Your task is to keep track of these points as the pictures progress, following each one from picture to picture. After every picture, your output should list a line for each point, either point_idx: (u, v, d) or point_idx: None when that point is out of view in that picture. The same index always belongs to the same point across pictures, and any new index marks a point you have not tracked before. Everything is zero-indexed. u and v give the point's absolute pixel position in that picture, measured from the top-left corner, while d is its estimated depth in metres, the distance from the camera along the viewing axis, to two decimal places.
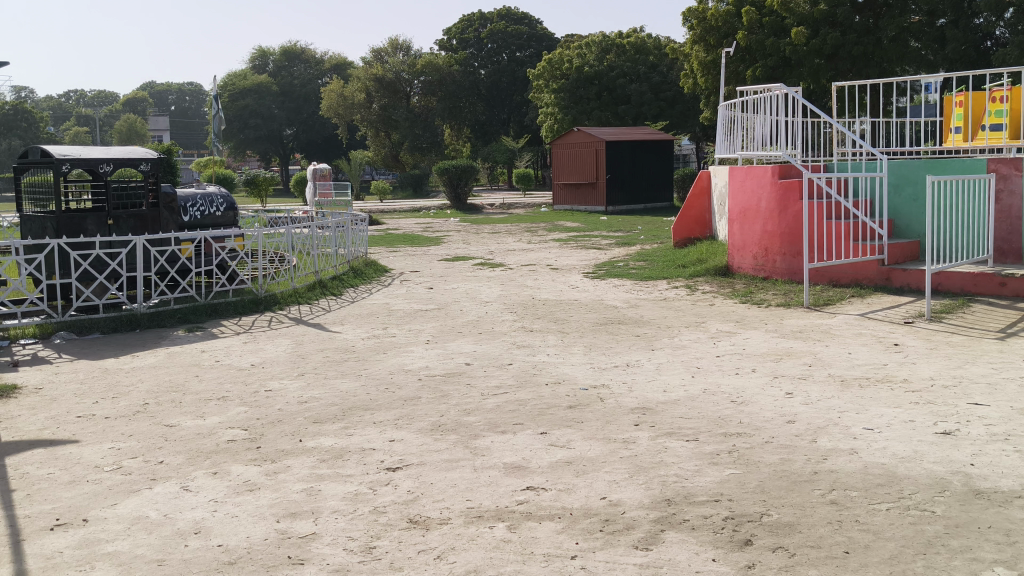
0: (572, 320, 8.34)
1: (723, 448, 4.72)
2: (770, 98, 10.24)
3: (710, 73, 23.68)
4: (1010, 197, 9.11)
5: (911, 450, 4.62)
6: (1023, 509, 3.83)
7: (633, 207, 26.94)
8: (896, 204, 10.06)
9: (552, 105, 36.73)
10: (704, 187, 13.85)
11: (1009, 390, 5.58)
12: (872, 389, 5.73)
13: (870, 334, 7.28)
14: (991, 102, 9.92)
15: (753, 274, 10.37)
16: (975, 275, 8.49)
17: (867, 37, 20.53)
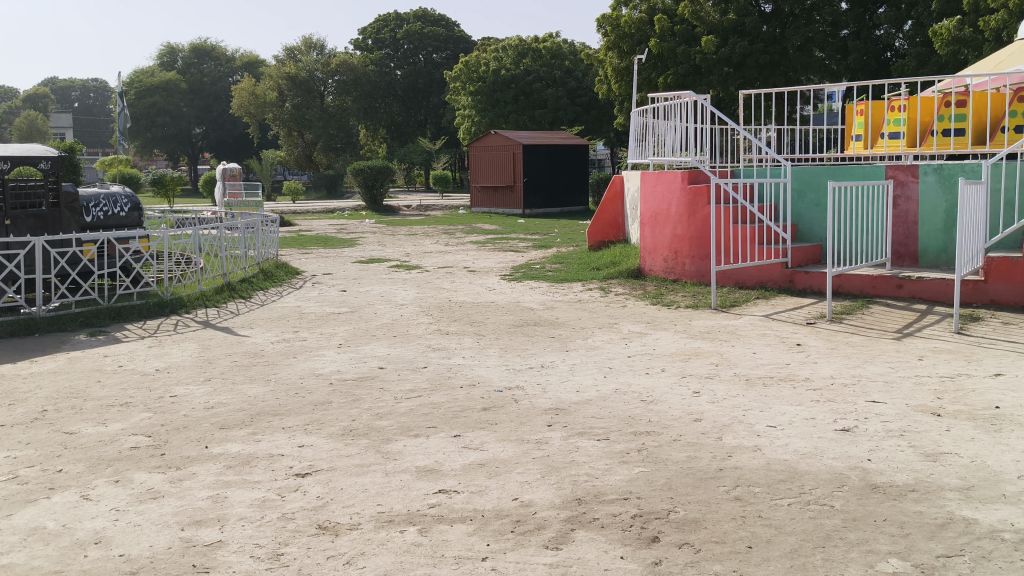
0: (488, 323, 8.36)
1: (632, 447, 4.80)
2: (680, 105, 10.45)
3: (624, 80, 23.94)
4: (907, 203, 9.47)
5: (812, 446, 4.77)
6: (916, 502, 4.00)
7: (550, 210, 27.16)
8: (799, 210, 10.36)
9: (469, 108, 36.49)
10: (617, 191, 14.07)
11: (904, 387, 5.82)
12: (776, 388, 5.90)
13: (774, 334, 7.50)
14: (891, 112, 10.32)
15: (664, 276, 10.57)
16: (873, 278, 8.83)
17: (773, 47, 21.06)
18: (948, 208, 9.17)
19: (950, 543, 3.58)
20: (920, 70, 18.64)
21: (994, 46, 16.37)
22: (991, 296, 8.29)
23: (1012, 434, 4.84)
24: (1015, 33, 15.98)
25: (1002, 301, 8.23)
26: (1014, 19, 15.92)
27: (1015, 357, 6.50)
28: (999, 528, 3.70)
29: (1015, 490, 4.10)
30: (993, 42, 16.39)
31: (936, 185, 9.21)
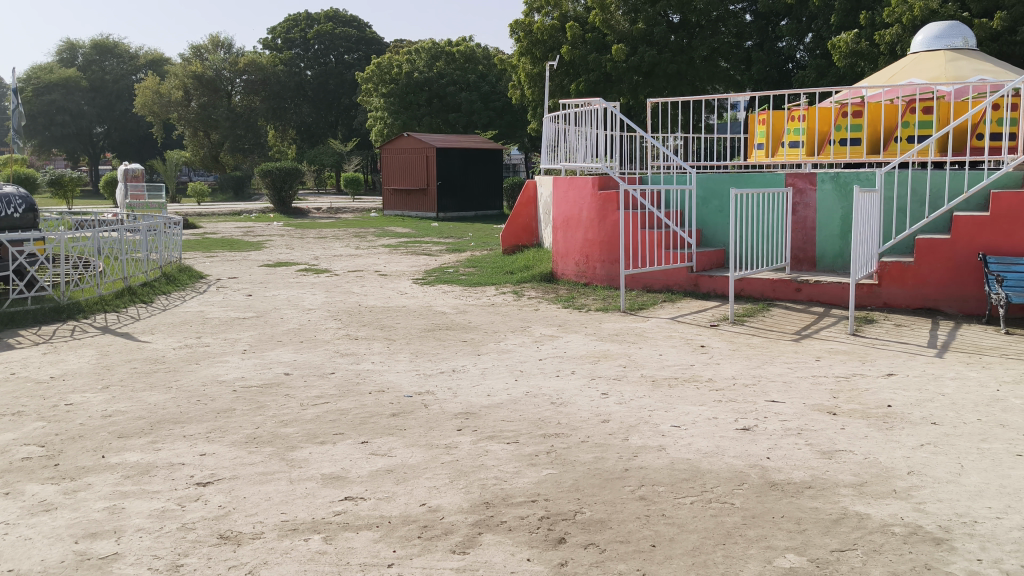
0: (399, 327, 8.31)
1: (541, 449, 4.84)
2: (590, 112, 10.59)
3: (537, 86, 24.17)
4: (805, 209, 9.81)
5: (714, 445, 4.89)
6: (812, 499, 4.14)
7: (464, 214, 27.17)
8: (703, 215, 10.63)
9: (381, 109, 36.14)
10: (531, 197, 14.22)
11: (802, 387, 6.03)
12: (681, 388, 6.04)
13: (679, 337, 7.67)
14: (790, 122, 10.73)
15: (575, 280, 10.70)
16: (774, 282, 9.12)
17: (680, 57, 21.40)
18: (844, 214, 9.53)
19: (844, 538, 3.72)
20: (820, 81, 19.37)
21: (889, 59, 17.21)
22: (884, 299, 8.65)
23: (902, 432, 5.06)
24: (908, 47, 16.85)
25: (895, 304, 8.60)
26: (907, 34, 16.74)
27: (906, 357, 6.80)
28: (889, 522, 3.86)
29: (904, 485, 4.28)
30: (887, 55, 17.21)
31: (833, 193, 9.57)
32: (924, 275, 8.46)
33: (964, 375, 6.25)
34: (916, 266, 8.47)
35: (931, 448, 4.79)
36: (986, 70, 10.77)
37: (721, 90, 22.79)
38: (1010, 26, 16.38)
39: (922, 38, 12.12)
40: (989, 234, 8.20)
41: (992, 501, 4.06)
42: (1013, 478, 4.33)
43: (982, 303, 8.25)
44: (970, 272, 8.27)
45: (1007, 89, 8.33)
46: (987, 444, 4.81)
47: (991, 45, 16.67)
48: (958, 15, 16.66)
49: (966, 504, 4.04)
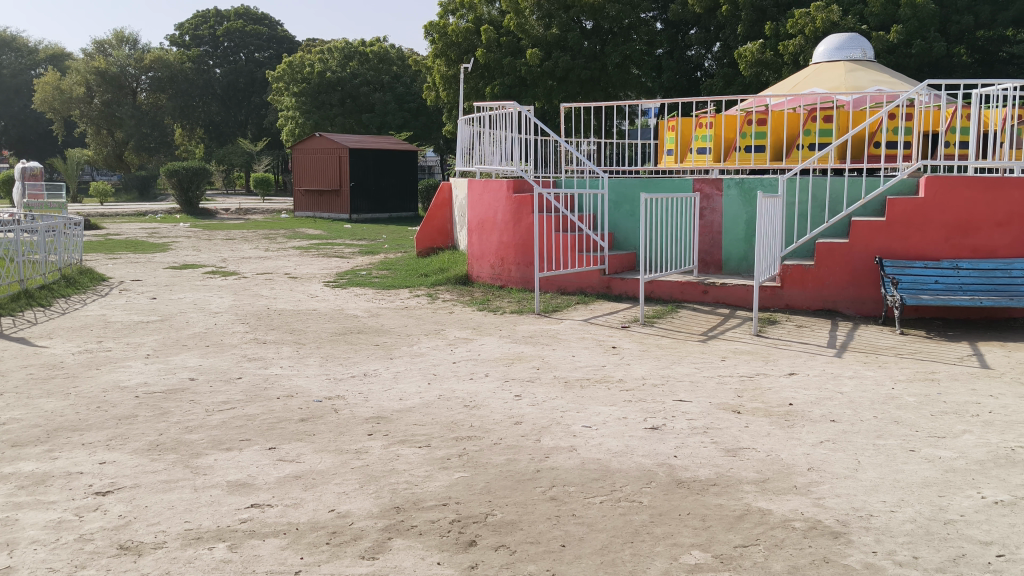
0: (309, 331, 8.20)
1: (453, 452, 4.84)
2: (504, 115, 10.63)
3: (452, 88, 24.25)
4: (712, 214, 10.04)
5: (623, 445, 4.98)
6: (716, 496, 4.25)
7: (378, 215, 26.97)
8: (615, 219, 10.78)
9: (292, 109, 35.45)
10: (445, 199, 14.24)
11: (709, 386, 6.18)
12: (592, 389, 6.12)
13: (592, 338, 7.77)
14: (698, 128, 11.02)
15: (490, 283, 10.73)
16: (682, 284, 9.33)
17: (594, 63, 21.77)
18: (748, 219, 9.83)
19: (747, 534, 3.83)
20: (727, 89, 19.88)
21: (792, 69, 17.82)
22: (786, 301, 8.91)
23: (803, 429, 5.24)
24: (810, 58, 17.51)
25: (797, 306, 8.87)
26: (809, 45, 17.40)
27: (806, 357, 7.04)
28: (790, 517, 3.99)
29: (804, 481, 4.43)
30: (791, 66, 17.86)
31: (738, 199, 9.84)
32: (824, 277, 8.77)
33: (861, 374, 6.50)
34: (816, 269, 8.76)
35: (830, 444, 4.96)
36: (883, 81, 11.25)
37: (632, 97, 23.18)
38: (904, 39, 17.16)
39: (823, 49, 12.59)
40: (884, 238, 8.59)
41: (886, 495, 4.24)
42: (906, 472, 4.53)
43: (878, 304, 8.63)
44: (867, 275, 8.64)
45: (902, 99, 8.70)
46: (882, 440, 5.02)
47: (887, 57, 17.42)
48: (856, 27, 17.35)
49: (863, 498, 4.21)
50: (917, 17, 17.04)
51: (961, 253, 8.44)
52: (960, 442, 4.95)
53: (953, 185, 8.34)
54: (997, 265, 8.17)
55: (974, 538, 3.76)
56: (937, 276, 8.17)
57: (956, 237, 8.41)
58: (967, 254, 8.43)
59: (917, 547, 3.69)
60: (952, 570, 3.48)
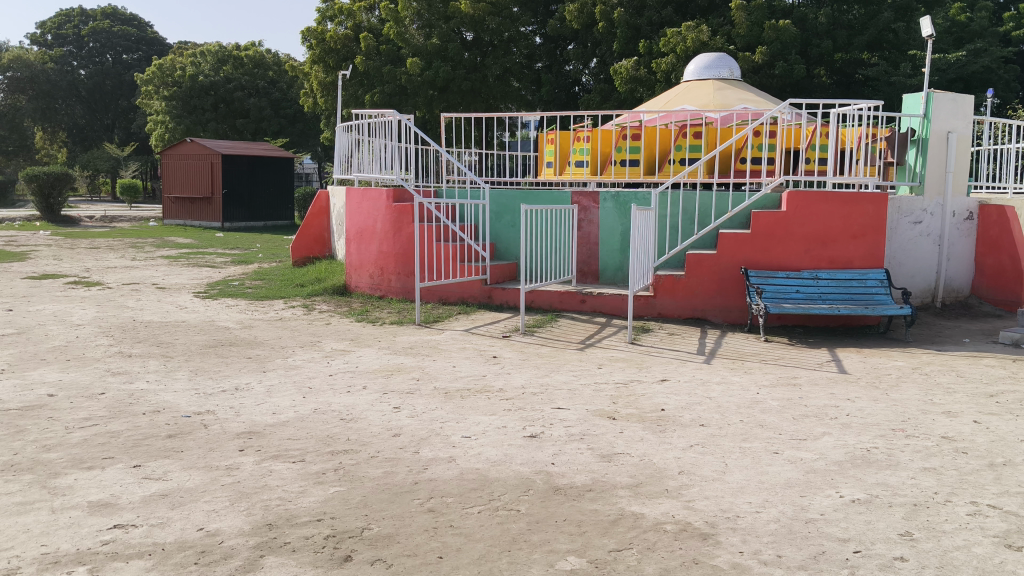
0: (178, 344, 7.91)
1: (328, 467, 4.76)
2: (382, 123, 10.51)
3: (330, 94, 23.82)
4: (589, 225, 10.25)
5: (502, 453, 5.00)
6: (592, 501, 4.33)
7: (252, 224, 26.35)
8: (496, 230, 10.86)
9: (162, 113, 34.07)
10: (323, 207, 14.00)
11: (586, 394, 6.28)
12: (471, 399, 6.14)
13: (472, 348, 7.80)
14: (576, 142, 11.25)
15: (369, 293, 10.62)
16: (561, 294, 9.48)
17: (474, 74, 21.89)
18: (623, 231, 10.06)
19: (621, 538, 3.91)
20: (604, 105, 20.39)
21: (664, 86, 18.41)
22: (658, 309, 9.16)
23: (674, 434, 5.39)
24: (681, 76, 18.13)
25: (668, 314, 9.13)
26: (680, 63, 18.03)
27: (677, 364, 7.26)
28: (662, 521, 4.10)
29: (675, 484, 4.56)
30: (664, 83, 18.42)
31: (614, 211, 10.06)
32: (693, 287, 9.04)
33: (728, 380, 6.75)
34: (686, 279, 9.04)
35: (699, 448, 5.13)
36: (750, 100, 11.73)
37: (511, 109, 23.48)
38: (768, 60, 17.94)
39: (693, 67, 13.05)
40: (750, 249, 8.94)
41: (752, 496, 4.41)
42: (770, 474, 4.72)
43: (744, 313, 8.99)
44: (733, 285, 8.97)
45: (765, 117, 9.07)
46: (748, 443, 5.22)
47: (753, 77, 18.23)
48: (724, 48, 18.09)
49: (730, 500, 4.37)
50: (780, 40, 17.82)
51: (820, 264, 8.92)
52: (819, 444, 5.21)
53: (813, 200, 8.80)
54: (853, 276, 8.71)
55: (832, 536, 3.95)
56: (798, 286, 8.62)
57: (815, 249, 8.89)
58: (825, 265, 8.93)
59: (781, 546, 3.85)
60: (813, 566, 3.64)
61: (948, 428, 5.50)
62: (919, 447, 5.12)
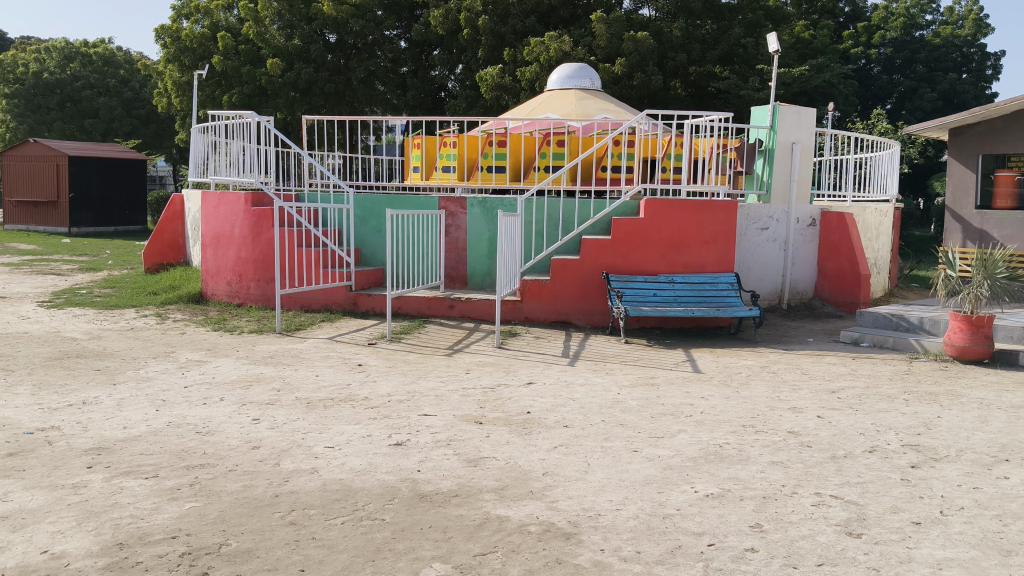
0: (19, 356, 7.46)
1: (183, 482, 4.59)
2: (243, 125, 10.20)
3: (185, 94, 23.02)
4: (457, 231, 10.28)
5: (366, 463, 4.95)
6: (458, 506, 4.33)
7: (102, 229, 25.11)
8: (361, 235, 10.74)
9: (2, 112, 32.15)
10: (177, 211, 13.49)
11: (452, 399, 6.29)
12: (335, 408, 6.04)
13: (336, 356, 7.68)
14: (442, 147, 11.27)
15: (227, 300, 10.30)
16: (428, 300, 9.46)
17: (338, 77, 21.56)
18: (490, 237, 10.14)
19: (486, 542, 3.93)
20: (469, 110, 20.57)
21: (528, 95, 18.69)
22: (525, 314, 9.23)
23: (539, 436, 5.47)
24: (545, 84, 18.45)
25: (534, 319, 9.23)
26: (544, 72, 18.34)
27: (543, 367, 7.38)
28: (526, 522, 4.15)
29: (540, 486, 4.63)
30: (528, 91, 18.72)
31: (481, 217, 10.14)
32: (558, 291, 9.17)
33: (591, 381, 6.91)
34: (551, 284, 9.15)
35: (563, 449, 5.23)
36: (609, 110, 12.07)
37: (375, 113, 23.27)
38: (627, 71, 18.44)
39: (556, 77, 13.30)
40: (610, 255, 9.17)
41: (612, 495, 4.52)
42: (630, 472, 4.86)
43: (606, 315, 9.21)
44: (596, 289, 9.18)
45: (624, 127, 9.34)
46: (610, 442, 5.36)
47: (613, 88, 18.75)
48: (585, 58, 18.54)
49: (592, 498, 4.47)
50: (638, 52, 18.41)
51: (675, 269, 9.26)
52: (676, 441, 5.39)
53: (669, 207, 9.13)
54: (706, 279, 9.09)
55: (688, 530, 4.10)
56: (655, 289, 8.92)
57: (670, 254, 9.22)
58: (680, 270, 9.27)
59: (640, 542, 3.97)
60: (670, 561, 3.77)
61: (794, 423, 5.79)
62: (768, 442, 5.38)
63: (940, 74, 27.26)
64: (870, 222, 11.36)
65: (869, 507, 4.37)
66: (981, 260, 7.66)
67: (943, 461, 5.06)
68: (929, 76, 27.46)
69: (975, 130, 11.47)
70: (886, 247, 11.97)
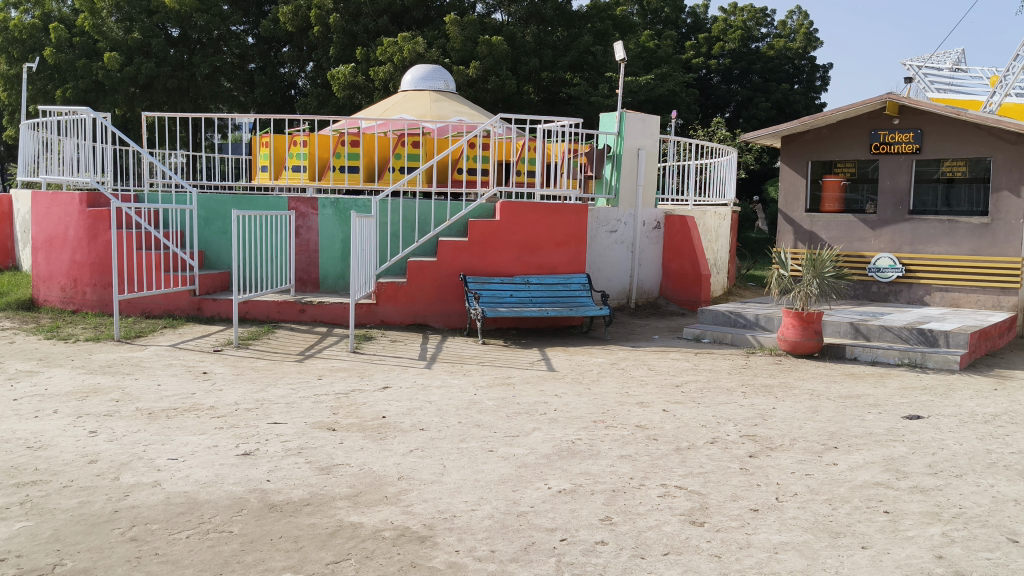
0: None
1: (12, 501, 4.30)
2: (76, 122, 9.69)
3: (14, 89, 21.59)
4: (308, 233, 10.10)
5: (212, 474, 4.79)
6: (310, 515, 4.26)
7: None
8: (206, 237, 10.37)
9: None
10: (4, 213, 12.62)
11: (304, 406, 6.17)
12: (179, 419, 5.82)
13: (180, 364, 7.39)
14: (292, 146, 11.03)
15: (60, 307, 9.72)
16: (278, 303, 9.23)
17: (181, 72, 20.58)
18: (343, 238, 10.02)
19: (339, 549, 3.88)
20: (320, 110, 20.19)
21: (381, 95, 18.57)
22: (381, 317, 9.11)
23: (394, 440, 5.44)
24: (398, 85, 18.40)
25: (390, 322, 9.12)
26: (397, 73, 18.30)
27: (398, 370, 7.34)
28: (380, 528, 4.12)
29: (394, 490, 4.61)
30: (382, 91, 18.58)
31: (333, 218, 10.00)
32: (414, 294, 9.12)
33: (446, 383, 6.93)
34: (407, 286, 9.09)
35: (418, 452, 5.22)
36: (463, 112, 12.14)
37: (221, 111, 22.59)
38: (481, 75, 18.59)
39: (409, 78, 13.21)
40: (467, 256, 9.22)
41: (468, 495, 4.55)
42: (485, 471, 4.90)
43: (463, 317, 9.27)
44: (452, 290, 9.21)
45: (479, 130, 9.43)
46: (465, 443, 5.39)
47: (467, 90, 18.77)
48: (439, 60, 18.58)
49: (447, 500, 4.48)
50: (491, 56, 18.63)
51: (529, 270, 9.44)
52: (530, 439, 5.48)
53: (522, 210, 9.31)
54: (558, 280, 9.33)
55: (541, 526, 4.18)
56: (511, 290, 9.05)
57: (525, 255, 9.39)
58: (534, 271, 9.47)
59: (494, 541, 4.01)
60: (523, 558, 3.83)
61: (642, 418, 6.00)
62: (617, 437, 5.55)
63: (773, 85, 28.61)
64: (710, 225, 11.89)
65: (711, 496, 4.57)
66: (811, 261, 8.12)
67: (778, 450, 5.35)
68: (764, 87, 28.85)
69: (803, 137, 11.83)
70: (724, 248, 12.56)
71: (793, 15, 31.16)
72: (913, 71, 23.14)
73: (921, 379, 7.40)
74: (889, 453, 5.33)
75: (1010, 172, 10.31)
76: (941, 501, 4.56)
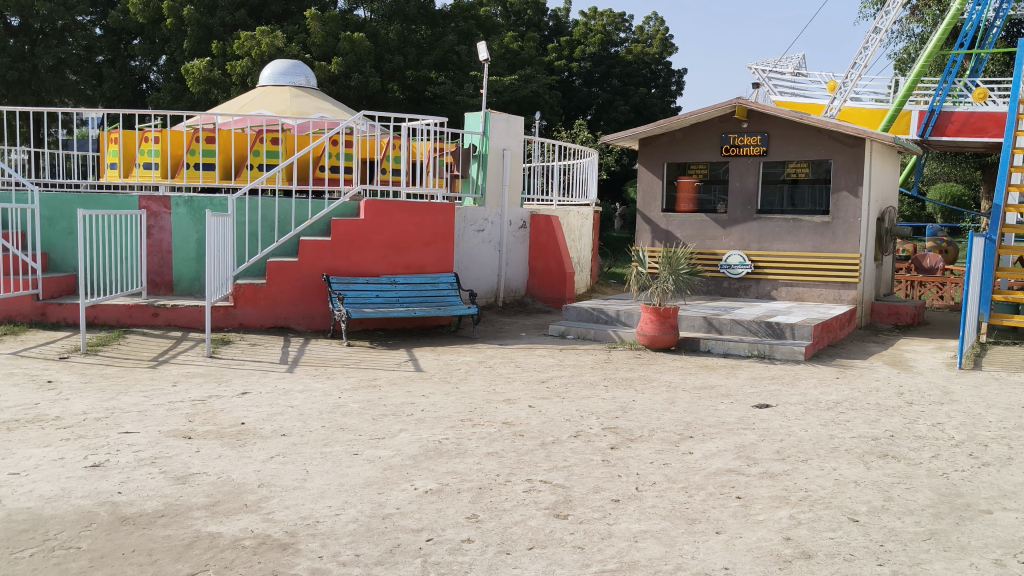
0: None
1: None
2: None
3: None
4: (160, 233, 9.73)
5: (58, 488, 4.55)
6: (165, 526, 4.11)
7: None
8: (49, 237, 9.82)
9: None
10: None
11: (158, 415, 5.95)
12: (21, 431, 5.50)
13: (21, 373, 6.98)
14: (143, 143, 10.62)
15: None
16: (129, 307, 8.84)
17: (22, 63, 19.44)
18: (199, 238, 9.69)
19: (196, 561, 3.76)
20: (175, 105, 19.47)
21: (240, 90, 18.08)
22: (239, 320, 8.82)
23: (254, 447, 5.32)
24: (257, 80, 17.92)
25: (250, 325, 8.86)
26: (256, 67, 17.83)
27: (259, 375, 7.17)
28: (239, 537, 4.03)
29: (254, 498, 4.51)
30: (240, 87, 18.10)
31: (187, 217, 9.67)
32: (275, 295, 8.91)
33: (310, 387, 6.81)
34: (268, 287, 8.87)
35: (280, 458, 5.12)
36: (325, 109, 11.97)
37: (66, 105, 21.41)
38: (344, 71, 18.41)
39: (268, 72, 12.92)
40: (330, 256, 9.09)
41: (331, 500, 4.51)
42: (349, 475, 4.86)
43: (326, 318, 9.13)
44: (315, 292, 9.05)
45: (341, 126, 9.26)
46: (329, 448, 5.33)
47: (329, 87, 18.58)
48: (299, 56, 18.30)
49: (310, 506, 4.42)
50: (354, 52, 18.47)
51: (396, 270, 9.41)
52: (396, 441, 5.46)
53: (388, 209, 9.28)
54: (425, 279, 9.36)
55: (406, 527, 4.18)
56: (376, 290, 8.98)
57: (391, 255, 9.36)
58: (401, 270, 9.46)
59: (358, 544, 3.98)
60: (389, 560, 3.82)
61: (508, 414, 6.08)
62: (483, 434, 5.60)
63: (632, 89, 29.48)
64: (573, 224, 12.19)
65: (574, 489, 4.68)
66: (667, 258, 8.42)
67: (637, 441, 5.53)
68: (623, 90, 29.67)
69: (659, 139, 12.19)
70: (586, 247, 12.86)
71: (650, 21, 32.17)
72: (760, 75, 23.63)
73: (769, 369, 7.80)
74: (741, 441, 5.59)
75: (848, 174, 10.96)
76: (788, 484, 4.82)
